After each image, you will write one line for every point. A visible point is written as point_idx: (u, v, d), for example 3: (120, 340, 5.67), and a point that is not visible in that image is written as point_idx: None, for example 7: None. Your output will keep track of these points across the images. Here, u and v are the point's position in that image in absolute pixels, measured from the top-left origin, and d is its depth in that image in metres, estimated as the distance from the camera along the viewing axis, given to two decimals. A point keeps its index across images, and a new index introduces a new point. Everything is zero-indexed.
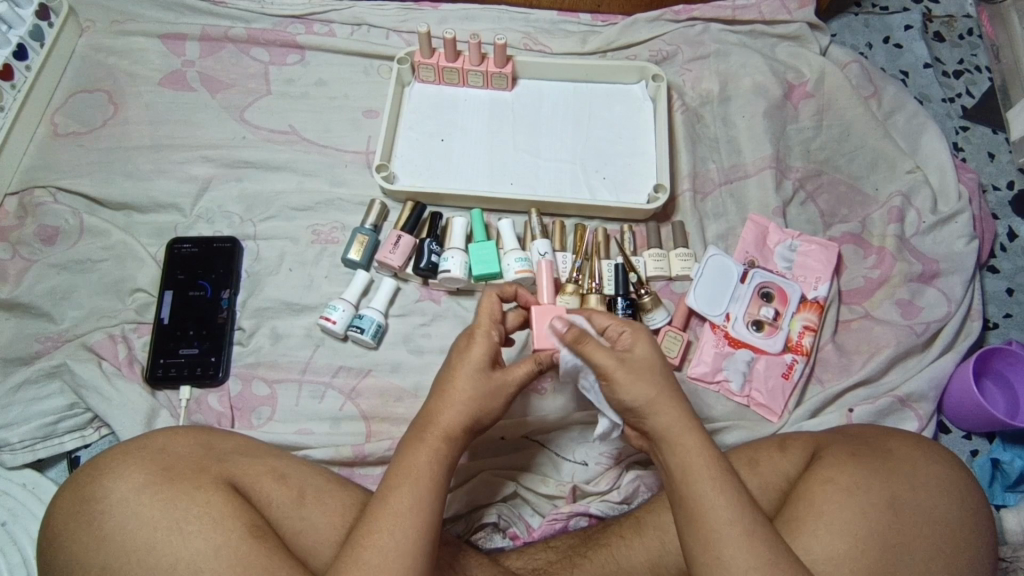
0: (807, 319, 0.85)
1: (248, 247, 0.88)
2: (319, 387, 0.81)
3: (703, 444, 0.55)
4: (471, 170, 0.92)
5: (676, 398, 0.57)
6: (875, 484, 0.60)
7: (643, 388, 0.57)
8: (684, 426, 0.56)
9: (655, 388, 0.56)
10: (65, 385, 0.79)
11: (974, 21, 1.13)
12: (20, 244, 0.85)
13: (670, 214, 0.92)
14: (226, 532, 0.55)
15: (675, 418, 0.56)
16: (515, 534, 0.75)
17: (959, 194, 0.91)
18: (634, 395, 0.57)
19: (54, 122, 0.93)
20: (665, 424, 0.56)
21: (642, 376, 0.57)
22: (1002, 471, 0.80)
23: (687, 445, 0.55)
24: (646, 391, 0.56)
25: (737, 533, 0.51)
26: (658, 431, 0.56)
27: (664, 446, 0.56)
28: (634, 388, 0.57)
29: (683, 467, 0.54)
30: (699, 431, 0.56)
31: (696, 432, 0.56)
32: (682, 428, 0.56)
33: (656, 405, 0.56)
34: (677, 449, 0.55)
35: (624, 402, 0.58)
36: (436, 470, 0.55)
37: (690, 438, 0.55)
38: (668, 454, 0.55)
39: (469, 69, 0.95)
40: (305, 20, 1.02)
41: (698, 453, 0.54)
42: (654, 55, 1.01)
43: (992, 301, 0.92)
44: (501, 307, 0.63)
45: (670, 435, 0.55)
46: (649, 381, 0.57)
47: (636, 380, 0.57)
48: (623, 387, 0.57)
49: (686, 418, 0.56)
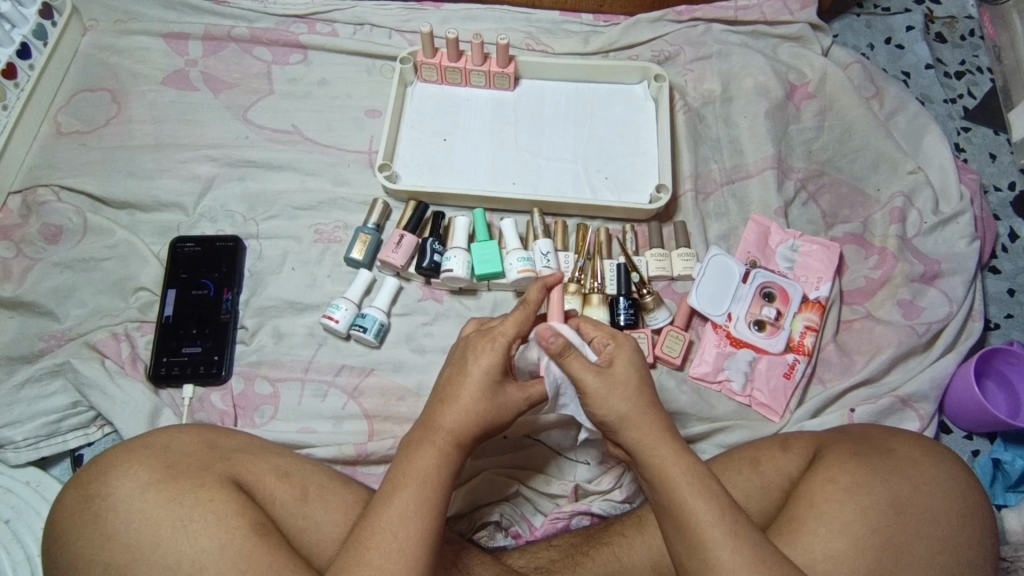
0: (809, 319, 0.85)
1: (251, 246, 0.88)
2: (322, 386, 0.81)
3: (678, 451, 0.56)
4: (473, 170, 0.92)
5: (650, 409, 0.58)
6: (868, 483, 0.60)
7: (616, 402, 0.58)
8: (658, 437, 0.57)
9: (627, 403, 0.58)
10: (68, 383, 0.79)
11: (975, 22, 1.13)
12: (24, 243, 0.86)
13: (672, 214, 0.92)
14: (232, 531, 0.55)
15: (649, 429, 0.57)
16: (517, 532, 0.76)
17: (960, 195, 0.91)
18: (606, 411, 0.58)
19: (58, 121, 0.93)
20: (639, 436, 0.57)
21: (614, 390, 0.58)
22: (1002, 471, 0.80)
23: (662, 455, 0.56)
24: (620, 406, 0.58)
25: (721, 533, 0.51)
26: (632, 445, 0.57)
27: (639, 459, 0.57)
28: (607, 403, 0.58)
29: (658, 474, 0.55)
30: (674, 440, 0.57)
31: (672, 441, 0.57)
32: (657, 438, 0.57)
33: (630, 417, 0.58)
34: (653, 458, 0.56)
35: (599, 418, 0.59)
36: (442, 472, 0.56)
37: (666, 446, 0.56)
38: (645, 465, 0.56)
39: (472, 69, 0.95)
40: (308, 20, 1.03)
41: (675, 459, 0.55)
42: (656, 55, 1.01)
43: (993, 301, 0.92)
44: (532, 318, 0.63)
45: (645, 447, 0.57)
46: (624, 396, 0.58)
47: (609, 395, 0.58)
48: (597, 404, 0.59)
49: (659, 428, 0.57)
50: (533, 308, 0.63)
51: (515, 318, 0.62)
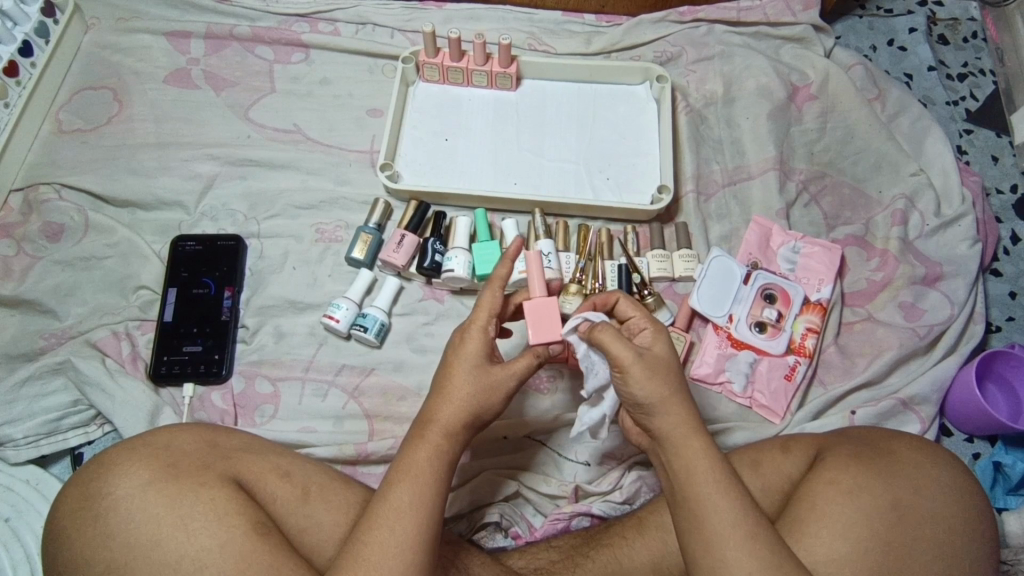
0: (810, 320, 0.85)
1: (251, 246, 0.88)
2: (323, 386, 0.81)
3: (706, 446, 0.55)
4: (475, 170, 0.92)
5: (684, 399, 0.56)
6: (874, 484, 0.60)
7: (658, 386, 0.55)
8: (691, 429, 0.55)
9: (668, 388, 0.56)
10: (69, 381, 0.79)
11: (978, 25, 1.13)
12: (25, 241, 0.86)
13: (674, 215, 0.92)
14: (228, 527, 0.55)
15: (684, 420, 0.55)
16: (516, 533, 0.75)
17: (963, 198, 0.91)
18: (647, 392, 0.55)
19: (59, 118, 0.93)
20: (671, 425, 0.55)
21: (656, 373, 0.56)
22: (1004, 474, 0.80)
23: (691, 448, 0.54)
24: (659, 390, 0.55)
25: (740, 534, 0.51)
26: (663, 432, 0.56)
27: (665, 448, 0.56)
28: (648, 384, 0.55)
29: (684, 468, 0.54)
30: (703, 433, 0.55)
31: (701, 435, 0.55)
32: (689, 430, 0.55)
33: (668, 403, 0.55)
34: (681, 450, 0.55)
35: (635, 397, 0.56)
36: (436, 466, 0.55)
37: (694, 439, 0.55)
38: (671, 457, 0.55)
39: (473, 69, 0.95)
40: (310, 19, 1.02)
41: (704, 456, 0.54)
42: (658, 56, 1.01)
43: (995, 304, 0.92)
44: (501, 300, 0.62)
45: (677, 438, 0.55)
46: (664, 379, 0.56)
47: (652, 376, 0.56)
48: (637, 384, 0.56)
49: (692, 421, 0.56)
50: (501, 290, 0.62)
51: (485, 299, 0.61)
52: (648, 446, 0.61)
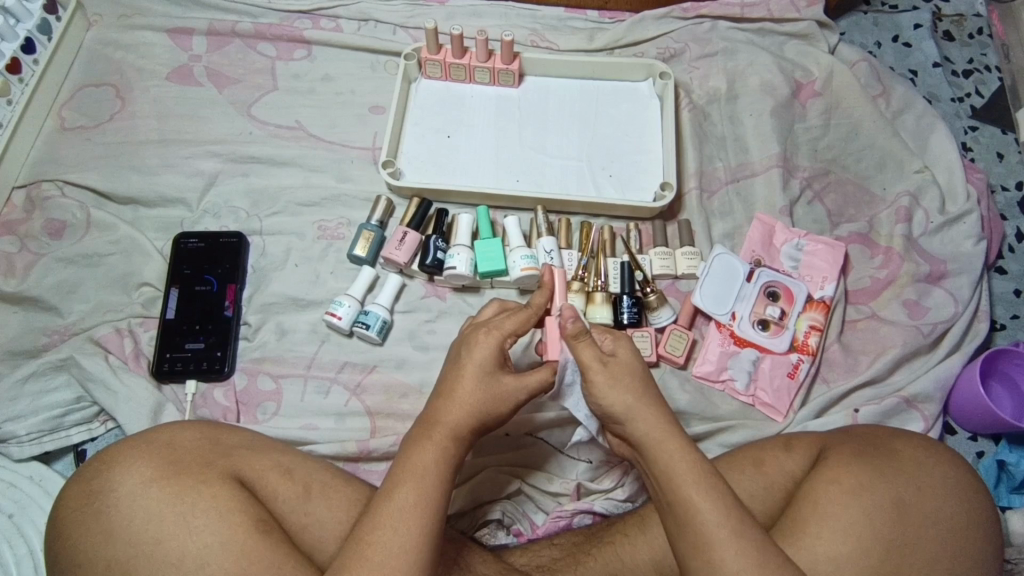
0: (813, 319, 0.85)
1: (254, 243, 0.88)
2: (325, 383, 0.81)
3: (685, 448, 0.55)
4: (477, 167, 0.92)
5: (655, 404, 0.58)
6: (874, 484, 0.60)
7: (621, 394, 0.58)
8: (667, 433, 0.56)
9: (633, 395, 0.58)
10: (72, 378, 0.79)
11: (984, 21, 1.12)
12: (28, 238, 0.86)
13: (676, 213, 0.92)
14: (233, 527, 0.55)
15: (658, 424, 0.57)
16: (519, 531, 0.76)
17: (967, 195, 0.91)
18: (613, 403, 0.58)
19: (62, 116, 0.93)
20: (645, 432, 0.57)
21: (622, 381, 0.59)
22: (1007, 473, 0.80)
23: (669, 451, 0.55)
24: (626, 397, 0.58)
25: (726, 533, 0.51)
26: (641, 439, 0.57)
27: (647, 455, 0.57)
28: (613, 395, 0.58)
29: (666, 471, 0.55)
30: (680, 436, 0.56)
31: (678, 438, 0.56)
32: (664, 433, 0.56)
33: (636, 411, 0.57)
34: (660, 455, 0.55)
35: (606, 410, 0.59)
36: (442, 468, 0.55)
37: (671, 442, 0.56)
38: (653, 461, 0.56)
39: (476, 65, 0.94)
40: (312, 15, 1.02)
41: (682, 457, 0.55)
42: (661, 52, 1.01)
43: (999, 302, 0.92)
44: (536, 318, 0.64)
45: (654, 443, 0.56)
46: (627, 388, 0.58)
47: (615, 386, 0.58)
48: (603, 394, 0.59)
49: (667, 424, 0.57)
50: (544, 309, 0.66)
51: (517, 317, 0.63)
52: (632, 458, 0.62)
